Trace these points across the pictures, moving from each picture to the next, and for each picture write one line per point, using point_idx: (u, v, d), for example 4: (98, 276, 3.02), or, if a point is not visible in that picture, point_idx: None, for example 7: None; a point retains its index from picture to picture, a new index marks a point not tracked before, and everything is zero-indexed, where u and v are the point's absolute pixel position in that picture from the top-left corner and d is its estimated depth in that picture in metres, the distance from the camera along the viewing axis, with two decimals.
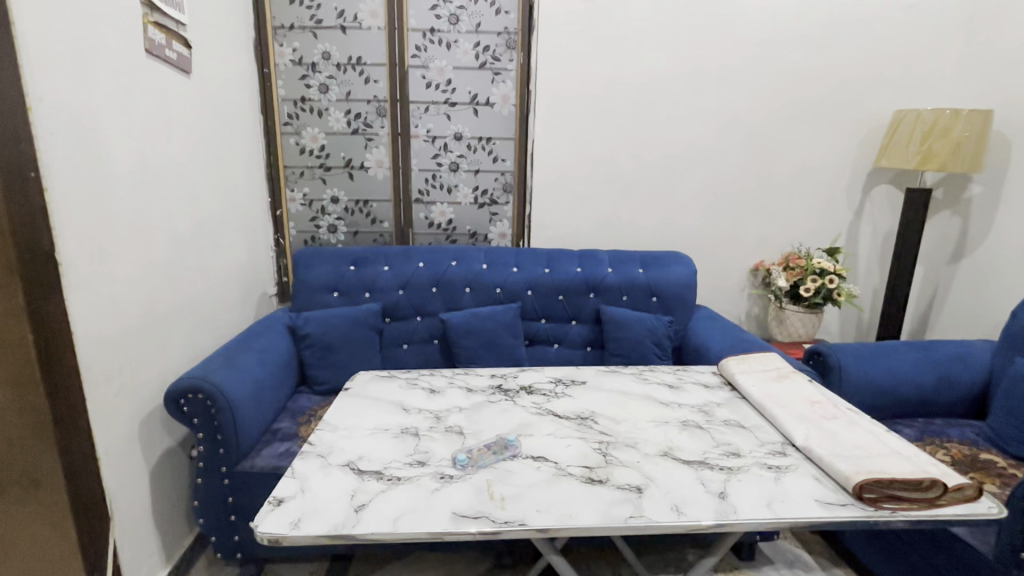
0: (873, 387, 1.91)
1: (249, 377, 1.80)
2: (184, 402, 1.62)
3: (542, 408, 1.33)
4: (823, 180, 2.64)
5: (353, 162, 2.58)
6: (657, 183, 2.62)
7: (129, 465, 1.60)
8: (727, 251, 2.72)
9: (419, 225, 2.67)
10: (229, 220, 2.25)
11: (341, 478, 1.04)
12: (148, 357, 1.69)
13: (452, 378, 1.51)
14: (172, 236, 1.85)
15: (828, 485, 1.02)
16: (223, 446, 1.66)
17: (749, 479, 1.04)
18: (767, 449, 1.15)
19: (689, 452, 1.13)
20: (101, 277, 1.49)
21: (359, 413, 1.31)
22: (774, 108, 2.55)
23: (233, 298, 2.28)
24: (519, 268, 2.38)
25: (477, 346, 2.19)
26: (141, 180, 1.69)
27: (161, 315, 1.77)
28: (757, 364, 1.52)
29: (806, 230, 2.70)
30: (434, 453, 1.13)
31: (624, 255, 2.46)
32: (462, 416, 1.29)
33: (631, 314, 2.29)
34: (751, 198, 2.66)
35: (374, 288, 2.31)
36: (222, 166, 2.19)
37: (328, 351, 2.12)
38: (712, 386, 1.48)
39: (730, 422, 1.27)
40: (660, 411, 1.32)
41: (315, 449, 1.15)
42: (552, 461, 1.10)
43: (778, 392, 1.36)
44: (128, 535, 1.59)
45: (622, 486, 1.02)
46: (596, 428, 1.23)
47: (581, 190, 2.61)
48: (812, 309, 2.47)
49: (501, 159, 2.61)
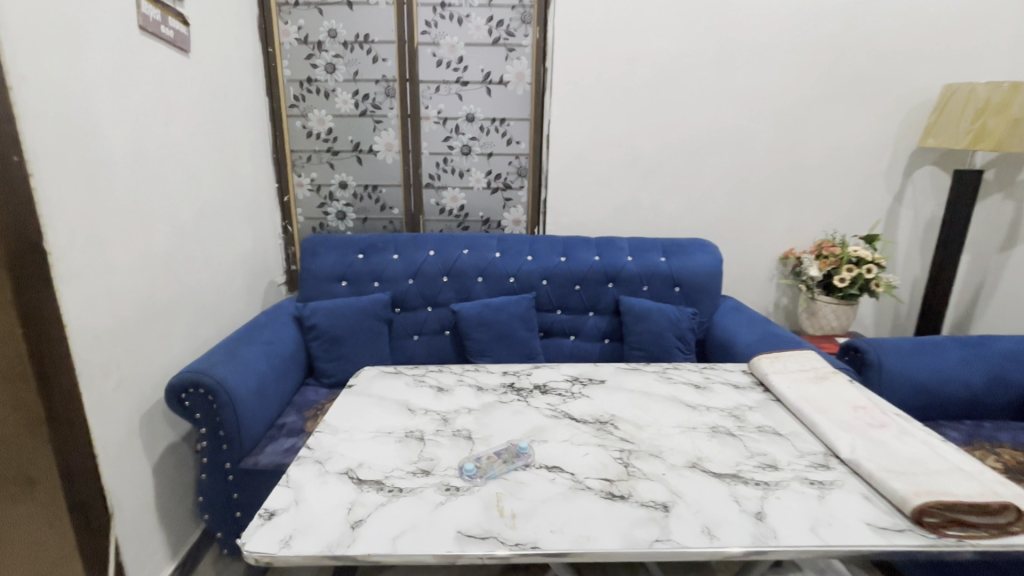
0: (914, 385, 1.77)
1: (252, 371, 1.74)
2: (186, 397, 1.56)
3: (557, 410, 1.23)
4: (861, 162, 2.46)
5: (361, 146, 2.48)
6: (681, 166, 2.47)
7: (131, 461, 1.55)
8: (755, 237, 2.56)
9: (430, 211, 2.57)
10: (234, 207, 2.18)
11: (339, 488, 0.96)
12: (149, 350, 1.64)
13: (461, 376, 1.42)
14: (173, 224, 1.78)
15: (880, 507, 0.91)
16: (227, 442, 1.61)
17: (788, 497, 0.93)
18: (808, 461, 1.03)
19: (720, 463, 1.03)
20: (94, 267, 1.42)
21: (361, 414, 1.22)
22: (809, 84, 2.37)
23: (240, 287, 2.22)
24: (534, 256, 2.27)
25: (490, 338, 2.09)
26: (139, 165, 1.61)
27: (163, 306, 1.71)
28: (792, 363, 1.39)
29: (840, 215, 2.53)
30: (440, 460, 1.04)
31: (646, 243, 2.33)
32: (471, 418, 1.20)
33: (652, 306, 2.17)
34: (782, 182, 2.49)
35: (382, 277, 2.22)
36: (225, 150, 2.11)
37: (335, 343, 2.05)
38: (742, 387, 1.36)
39: (765, 429, 1.16)
40: (686, 416, 1.21)
41: (313, 454, 1.07)
42: (568, 472, 1.00)
43: (817, 395, 1.24)
44: (130, 532, 1.55)
45: (645, 502, 0.92)
46: (616, 434, 1.13)
47: (599, 174, 2.47)
48: (846, 301, 2.30)
49: (515, 142, 2.49)
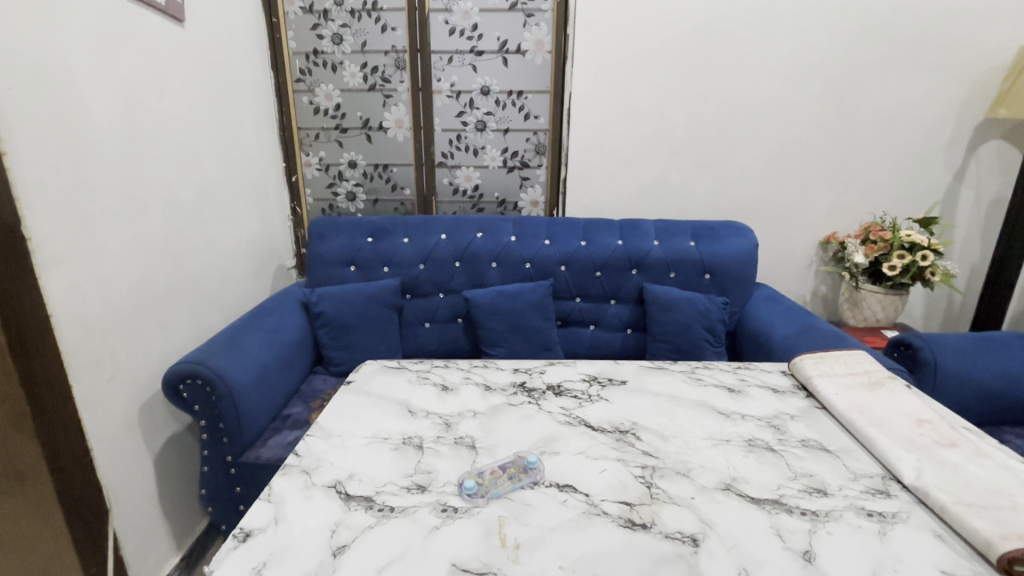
0: (975, 387, 1.58)
1: (253, 361, 1.66)
2: (183, 388, 1.49)
3: (572, 416, 1.11)
4: (916, 136, 2.22)
5: (371, 123, 2.35)
6: (713, 142, 2.27)
7: (130, 453, 1.50)
8: (793, 220, 2.35)
9: (443, 192, 2.44)
10: (238, 187, 2.09)
11: (324, 505, 0.86)
12: (146, 339, 1.57)
13: (468, 373, 1.30)
14: (170, 206, 1.70)
15: (954, 550, 0.76)
16: (226, 435, 1.54)
17: (841, 532, 0.79)
18: (864, 486, 0.89)
19: (758, 485, 0.89)
20: (80, 253, 1.35)
21: (357, 416, 1.12)
22: (861, 48, 2.13)
23: (246, 272, 2.15)
24: (551, 240, 2.12)
25: (504, 328, 1.96)
26: (129, 144, 1.52)
27: (160, 293, 1.64)
28: (839, 365, 1.23)
29: (891, 196, 2.30)
30: (438, 474, 0.93)
31: (674, 225, 2.16)
32: (476, 423, 1.09)
33: (679, 294, 2.02)
34: (827, 159, 2.27)
35: (393, 262, 2.11)
36: (227, 129, 2.02)
37: (343, 331, 1.95)
38: (782, 391, 1.21)
39: (810, 443, 1.01)
40: (717, 426, 1.07)
41: (301, 462, 0.97)
42: (581, 493, 0.88)
43: (871, 405, 1.08)
44: (131, 525, 1.51)
45: (671, 534, 0.79)
46: (638, 447, 1.00)
47: (624, 152, 2.29)
48: (896, 291, 2.09)
49: (533, 117, 2.32)
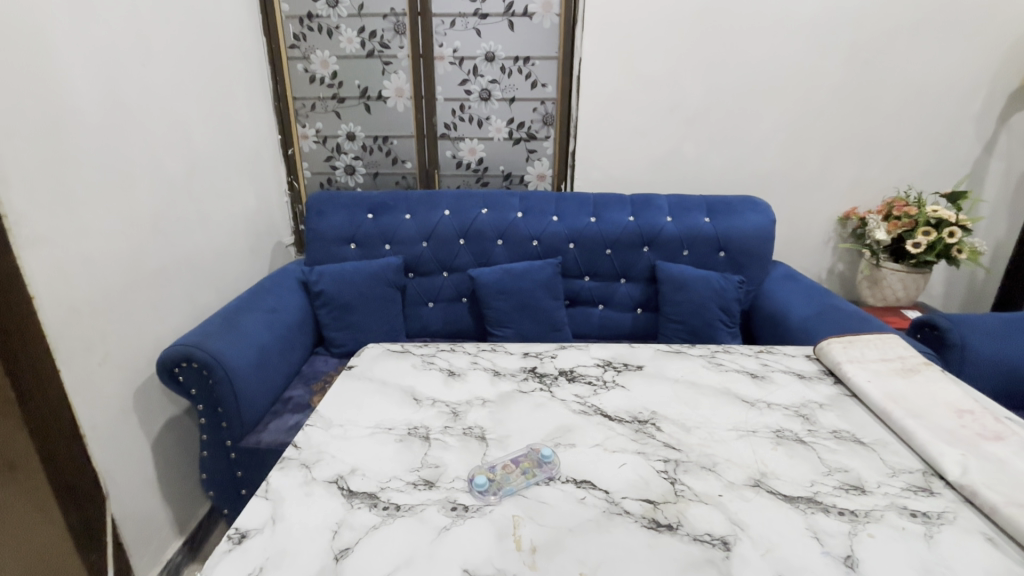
0: (1006, 370, 1.51)
1: (251, 343, 1.59)
2: (178, 371, 1.44)
3: (587, 404, 1.04)
4: (946, 105, 2.10)
5: (369, 92, 2.23)
6: (731, 112, 2.15)
7: (126, 437, 1.46)
8: (812, 195, 2.25)
9: (445, 165, 2.34)
10: (231, 161, 1.99)
11: (324, 503, 0.80)
12: (137, 320, 1.50)
13: (475, 357, 1.24)
14: (159, 181, 1.61)
15: (1008, 555, 0.70)
16: (225, 419, 1.49)
17: (883, 535, 0.73)
18: (903, 483, 0.83)
19: (790, 481, 0.83)
20: (65, 232, 1.27)
21: (358, 404, 1.06)
22: (892, 10, 1.99)
23: (243, 249, 2.07)
24: (560, 216, 2.03)
25: (511, 307, 1.89)
26: (111, 112, 1.42)
27: (152, 272, 1.57)
28: (870, 350, 1.15)
29: (916, 170, 2.19)
30: (447, 468, 0.87)
31: (689, 200, 2.06)
32: (485, 411, 1.02)
33: (692, 273, 1.94)
34: (849, 129, 2.15)
35: (394, 240, 2.03)
36: (218, 98, 1.91)
37: (344, 311, 1.89)
38: (808, 377, 1.14)
39: (842, 435, 0.94)
40: (742, 415, 1.00)
41: (300, 455, 0.91)
42: (601, 490, 0.82)
43: (906, 393, 1.01)
44: (129, 510, 1.47)
45: (699, 536, 0.73)
46: (658, 438, 0.94)
47: (636, 123, 2.18)
48: (918, 269, 2.01)
49: (541, 85, 2.19)
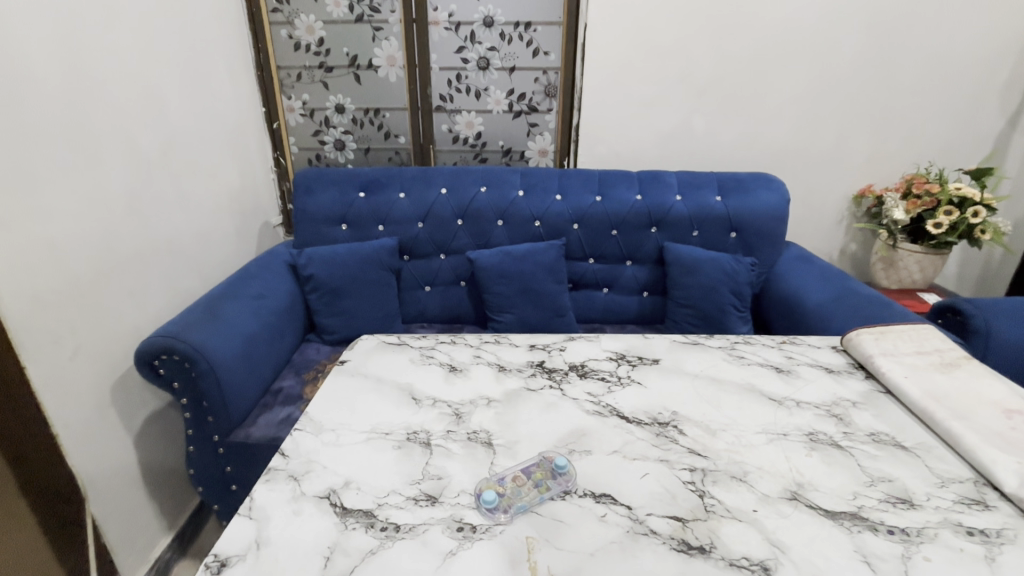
0: None
1: (237, 332, 1.49)
2: (159, 364, 1.34)
3: (601, 404, 0.96)
4: (972, 76, 1.98)
5: (359, 60, 2.08)
6: (745, 83, 2.02)
7: (104, 435, 1.36)
8: (827, 172, 2.15)
9: (441, 140, 2.20)
10: (212, 135, 1.85)
11: (315, 523, 0.72)
12: (112, 309, 1.39)
13: (478, 351, 1.14)
14: (131, 157, 1.48)
15: None
16: (211, 413, 1.40)
17: (940, 557, 0.66)
18: (955, 495, 0.75)
19: (831, 494, 0.75)
20: (24, 215, 1.16)
21: (352, 404, 0.97)
22: None
23: (227, 230, 1.94)
24: (563, 195, 1.92)
25: (512, 292, 1.79)
26: (74, 82, 1.29)
27: (127, 258, 1.45)
28: (904, 343, 1.07)
29: (936, 145, 2.09)
30: (451, 480, 0.79)
31: (699, 177, 1.95)
32: (491, 413, 0.94)
33: (703, 254, 1.84)
34: (869, 102, 2.04)
35: (388, 220, 1.91)
36: (193, 66, 1.76)
37: (336, 297, 1.78)
38: (837, 372, 1.06)
39: (881, 438, 0.87)
40: (770, 416, 0.92)
41: (288, 466, 0.83)
42: (623, 505, 0.74)
43: (948, 391, 0.93)
44: (112, 509, 1.39)
45: (736, 561, 0.66)
46: (682, 443, 0.86)
47: (643, 95, 2.05)
48: (937, 250, 1.92)
49: (543, 53, 2.05)
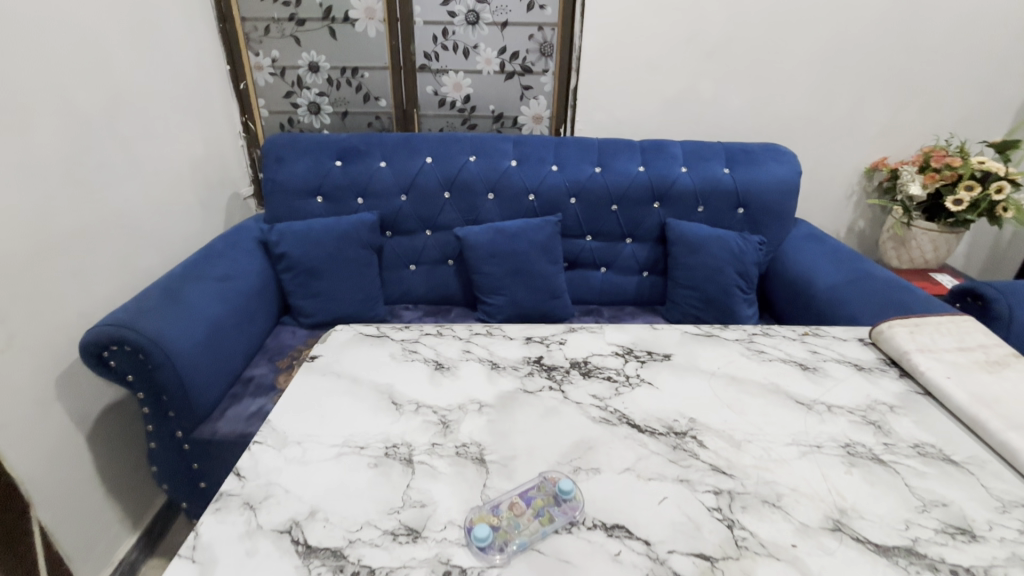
0: None
1: (200, 317, 1.34)
2: (108, 355, 1.18)
3: (609, 410, 0.84)
4: (1003, 39, 1.83)
5: (333, 12, 1.86)
6: (759, 43, 1.85)
7: (51, 434, 1.22)
8: (840, 144, 2.01)
9: (426, 104, 2.01)
10: (169, 95, 1.65)
11: (272, 567, 0.60)
12: (52, 294, 1.23)
13: (467, 344, 1.01)
14: (69, 119, 1.28)
15: None
16: (172, 408, 1.26)
17: None
18: (1019, 524, 0.66)
19: (879, 522, 0.65)
20: None
21: (322, 411, 0.84)
22: None
23: (190, 203, 1.76)
24: (560, 165, 1.76)
25: (503, 272, 1.65)
26: None
27: (68, 235, 1.28)
28: (943, 337, 0.96)
29: (958, 116, 1.95)
30: (440, 509, 0.67)
31: (707, 148, 1.80)
32: (483, 421, 0.81)
33: (709, 232, 1.71)
34: (890, 68, 1.89)
35: (368, 192, 1.75)
36: (143, 14, 1.54)
37: (312, 277, 1.63)
38: (868, 369, 0.95)
39: (928, 451, 0.77)
40: (800, 424, 0.81)
41: (243, 490, 0.70)
42: (639, 540, 0.63)
43: (999, 394, 0.83)
44: (64, 513, 1.26)
45: None
46: (704, 459, 0.75)
47: (648, 55, 1.87)
48: (954, 229, 1.82)
49: (538, 7, 1.85)
